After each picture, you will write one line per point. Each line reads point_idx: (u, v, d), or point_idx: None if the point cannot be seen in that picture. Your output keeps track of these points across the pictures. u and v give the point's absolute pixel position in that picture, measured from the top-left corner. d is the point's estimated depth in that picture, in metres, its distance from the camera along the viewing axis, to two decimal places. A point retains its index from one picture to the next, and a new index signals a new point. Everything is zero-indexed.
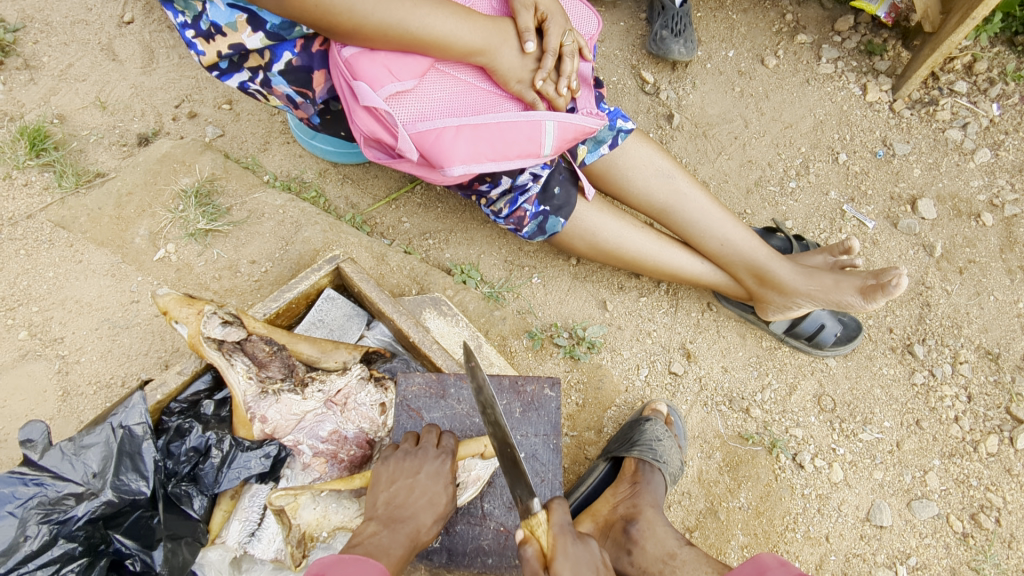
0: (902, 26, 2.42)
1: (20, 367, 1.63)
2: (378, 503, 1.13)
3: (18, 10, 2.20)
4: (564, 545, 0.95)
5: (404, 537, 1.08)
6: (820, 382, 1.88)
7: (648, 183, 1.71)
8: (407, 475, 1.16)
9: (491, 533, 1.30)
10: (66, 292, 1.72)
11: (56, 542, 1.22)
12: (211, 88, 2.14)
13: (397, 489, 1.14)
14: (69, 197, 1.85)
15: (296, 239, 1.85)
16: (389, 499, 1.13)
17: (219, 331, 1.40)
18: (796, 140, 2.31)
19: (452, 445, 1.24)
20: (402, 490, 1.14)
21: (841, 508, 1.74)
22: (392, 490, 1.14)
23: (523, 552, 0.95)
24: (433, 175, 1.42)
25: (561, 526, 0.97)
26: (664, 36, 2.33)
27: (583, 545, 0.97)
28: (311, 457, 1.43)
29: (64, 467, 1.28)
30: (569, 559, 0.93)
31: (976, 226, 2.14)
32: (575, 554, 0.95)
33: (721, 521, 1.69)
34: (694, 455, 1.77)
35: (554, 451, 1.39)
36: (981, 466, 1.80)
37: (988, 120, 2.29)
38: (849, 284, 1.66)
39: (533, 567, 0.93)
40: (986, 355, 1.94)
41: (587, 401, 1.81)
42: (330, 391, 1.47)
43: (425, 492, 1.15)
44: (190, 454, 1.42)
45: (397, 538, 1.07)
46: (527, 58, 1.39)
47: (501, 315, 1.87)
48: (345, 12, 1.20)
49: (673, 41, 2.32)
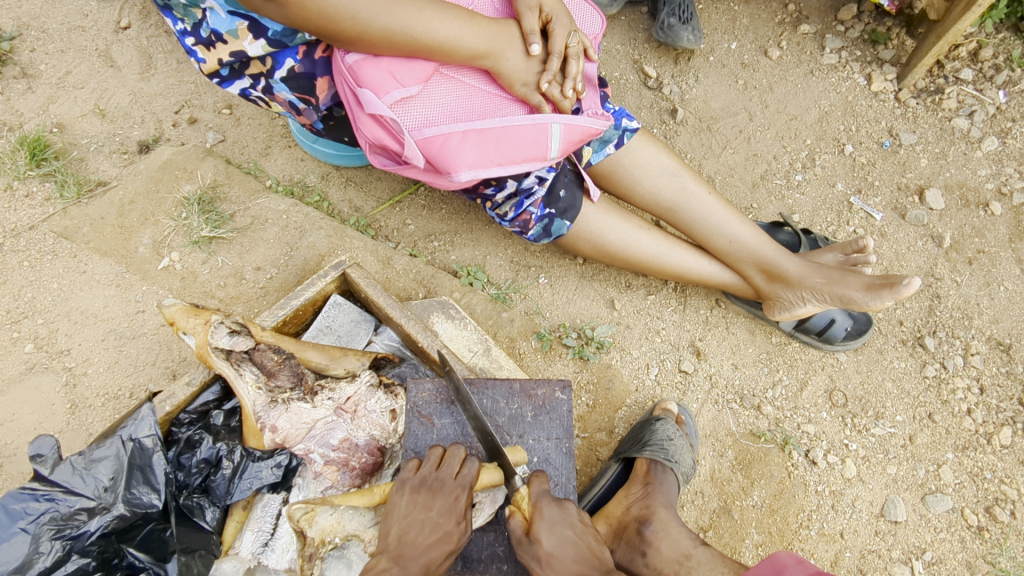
0: (906, 14, 2.39)
1: (28, 380, 1.62)
2: (390, 536, 1.12)
3: (15, 17, 2.18)
4: (541, 509, 1.10)
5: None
6: (831, 377, 1.87)
7: (655, 182, 1.69)
8: (420, 509, 1.14)
9: (506, 540, 1.29)
10: (70, 303, 1.71)
11: (70, 557, 1.24)
12: (210, 92, 2.12)
13: (409, 524, 1.13)
14: (71, 207, 1.83)
15: (300, 245, 1.84)
16: (400, 534, 1.12)
17: (228, 341, 1.40)
18: (802, 132, 2.29)
19: (472, 475, 1.19)
20: (414, 526, 1.12)
21: (855, 504, 1.73)
22: (405, 525, 1.13)
23: (509, 524, 1.11)
24: (439, 181, 1.40)
25: (538, 494, 1.14)
26: (672, 23, 2.29)
27: (559, 508, 1.12)
28: (323, 466, 1.42)
29: (75, 482, 1.28)
30: (545, 521, 1.09)
31: (984, 216, 2.12)
32: (552, 514, 1.10)
33: (735, 520, 1.68)
34: (707, 454, 1.76)
35: (567, 454, 1.38)
36: (994, 458, 1.79)
37: (994, 107, 2.27)
38: (856, 280, 1.64)
39: (517, 534, 1.09)
40: (997, 346, 1.92)
41: (597, 401, 1.80)
42: (340, 399, 1.46)
43: (437, 529, 1.12)
44: (201, 465, 1.41)
45: None
46: (532, 61, 1.37)
47: (509, 317, 1.85)
48: (348, 19, 1.19)
49: (681, 28, 2.28)
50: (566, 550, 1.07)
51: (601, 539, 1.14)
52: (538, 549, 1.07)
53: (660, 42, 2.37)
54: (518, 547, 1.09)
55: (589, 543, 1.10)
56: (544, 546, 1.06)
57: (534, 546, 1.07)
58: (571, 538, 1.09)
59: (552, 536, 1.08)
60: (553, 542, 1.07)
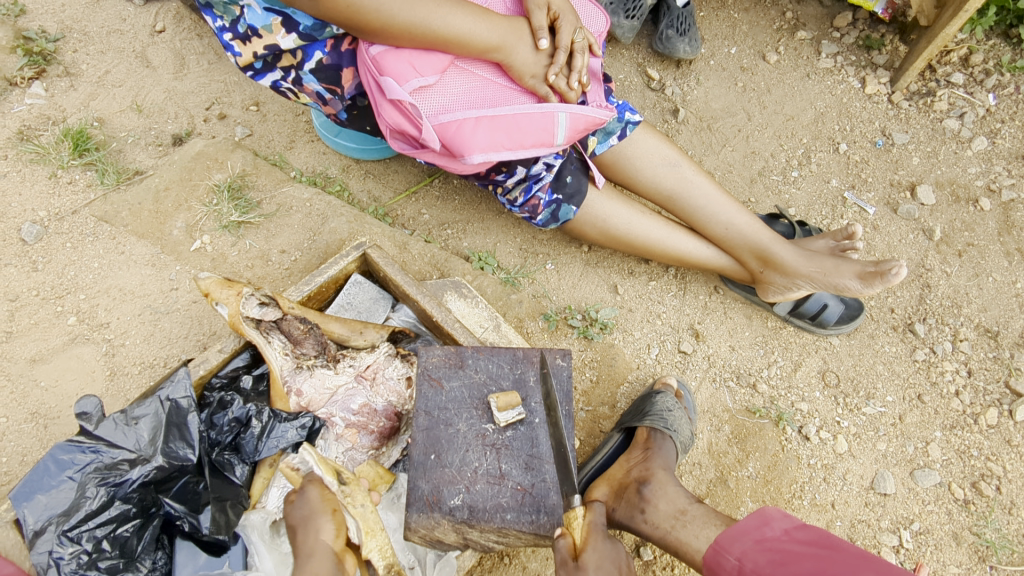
0: (899, 21, 2.52)
1: (70, 350, 1.74)
2: None
3: (59, 21, 2.34)
4: (593, 542, 1.19)
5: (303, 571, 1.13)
6: (824, 359, 1.96)
7: (656, 172, 1.80)
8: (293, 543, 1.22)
9: (509, 492, 1.39)
10: (110, 281, 1.84)
11: (113, 503, 1.34)
12: (239, 90, 2.27)
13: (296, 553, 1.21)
14: (111, 193, 1.97)
15: (323, 230, 1.96)
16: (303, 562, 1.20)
17: (257, 311, 1.52)
18: (798, 131, 2.40)
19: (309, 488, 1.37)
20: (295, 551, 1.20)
21: (846, 477, 1.81)
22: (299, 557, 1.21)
23: (557, 542, 1.21)
24: (454, 164, 1.53)
25: (593, 524, 1.23)
26: (669, 35, 2.43)
27: (610, 544, 1.22)
28: (344, 428, 1.53)
29: (118, 437, 1.38)
30: (596, 554, 1.17)
31: (974, 211, 2.22)
32: (602, 549, 1.19)
33: (731, 489, 1.76)
34: (704, 428, 1.84)
35: (566, 416, 1.48)
36: (981, 437, 1.87)
37: (984, 109, 2.38)
38: (849, 268, 1.75)
39: (565, 556, 1.18)
40: (985, 333, 2.01)
41: (600, 377, 1.89)
42: (360, 366, 1.59)
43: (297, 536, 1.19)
44: (232, 424, 1.52)
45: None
46: (541, 55, 1.50)
47: (518, 299, 1.96)
48: (372, 12, 1.32)
49: (678, 40, 2.42)
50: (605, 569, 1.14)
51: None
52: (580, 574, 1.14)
53: (659, 52, 2.52)
54: (560, 565, 1.18)
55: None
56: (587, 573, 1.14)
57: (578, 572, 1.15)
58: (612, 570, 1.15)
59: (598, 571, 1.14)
60: (597, 568, 1.15)
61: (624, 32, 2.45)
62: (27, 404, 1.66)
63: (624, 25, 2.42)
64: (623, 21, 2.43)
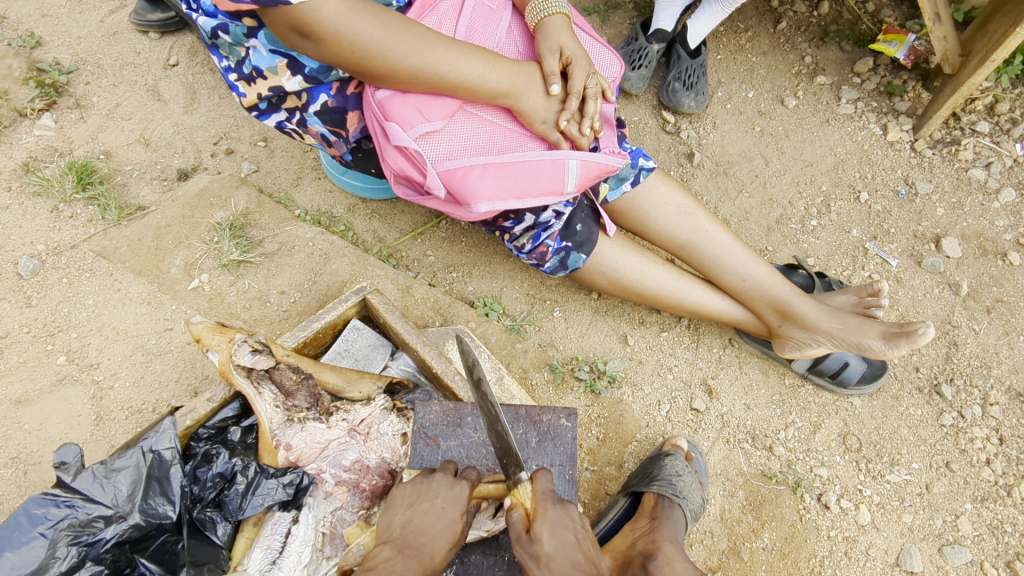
0: (922, 68, 2.46)
1: (58, 391, 1.68)
2: (394, 525, 1.13)
3: (73, 53, 2.35)
4: (544, 510, 1.03)
5: (417, 563, 1.06)
6: (844, 421, 1.86)
7: (669, 221, 1.73)
8: (425, 499, 1.15)
9: (505, 565, 1.31)
10: (103, 319, 1.79)
11: (84, 564, 1.26)
12: (248, 125, 2.24)
13: (414, 513, 1.13)
14: (112, 229, 1.94)
15: (324, 271, 1.91)
16: (405, 522, 1.12)
17: (249, 359, 1.45)
18: (817, 178, 2.33)
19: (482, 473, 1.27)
20: (419, 514, 1.12)
21: (869, 552, 1.69)
22: (410, 513, 1.13)
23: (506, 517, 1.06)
24: (459, 212, 1.47)
25: (543, 493, 1.07)
26: (675, 87, 2.40)
27: (564, 509, 1.05)
28: (334, 486, 1.43)
29: (95, 490, 1.31)
30: (549, 521, 1.01)
31: (1003, 265, 2.12)
32: (555, 516, 1.03)
33: (745, 562, 1.65)
34: (717, 493, 1.74)
35: (569, 481, 1.39)
36: (1015, 511, 1.74)
37: (1012, 159, 2.29)
38: (873, 328, 1.66)
39: (517, 529, 1.03)
40: (1017, 397, 1.90)
41: (607, 435, 1.80)
42: (354, 421, 1.50)
43: (441, 519, 1.11)
44: (216, 479, 1.42)
45: (410, 565, 1.06)
46: (552, 100, 1.45)
47: (523, 348, 1.89)
48: (379, 57, 1.28)
49: (684, 94, 2.39)
50: (566, 554, 0.99)
51: (599, 554, 1.06)
52: (536, 549, 0.99)
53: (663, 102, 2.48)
54: (515, 542, 1.02)
55: (588, 553, 1.02)
56: (544, 545, 0.99)
57: (534, 545, 0.99)
58: (571, 542, 1.01)
59: (553, 538, 1.00)
60: (551, 538, 1.00)
61: (633, 84, 2.42)
62: (8, 448, 1.60)
63: (631, 77, 2.40)
64: (631, 73, 2.41)
